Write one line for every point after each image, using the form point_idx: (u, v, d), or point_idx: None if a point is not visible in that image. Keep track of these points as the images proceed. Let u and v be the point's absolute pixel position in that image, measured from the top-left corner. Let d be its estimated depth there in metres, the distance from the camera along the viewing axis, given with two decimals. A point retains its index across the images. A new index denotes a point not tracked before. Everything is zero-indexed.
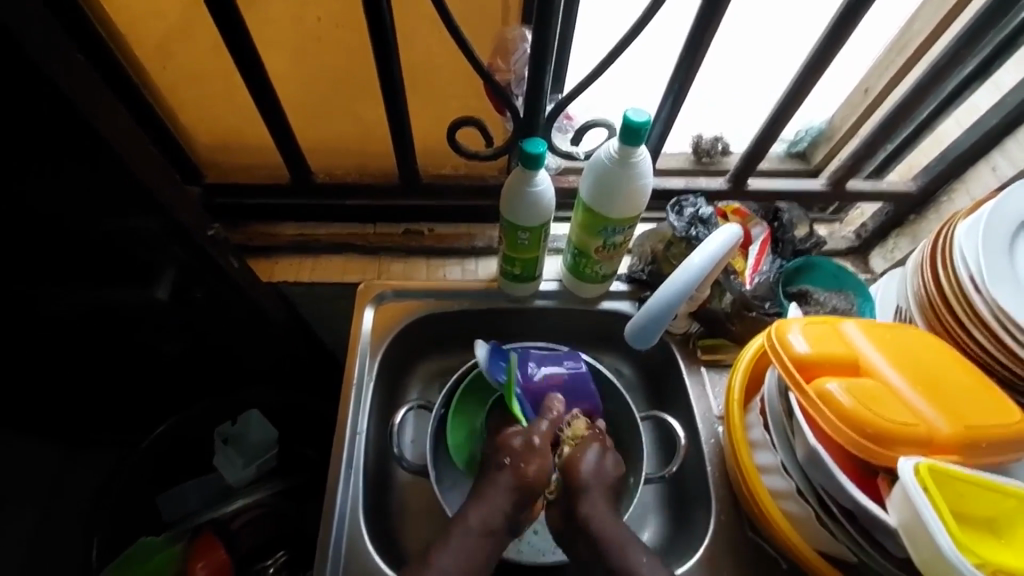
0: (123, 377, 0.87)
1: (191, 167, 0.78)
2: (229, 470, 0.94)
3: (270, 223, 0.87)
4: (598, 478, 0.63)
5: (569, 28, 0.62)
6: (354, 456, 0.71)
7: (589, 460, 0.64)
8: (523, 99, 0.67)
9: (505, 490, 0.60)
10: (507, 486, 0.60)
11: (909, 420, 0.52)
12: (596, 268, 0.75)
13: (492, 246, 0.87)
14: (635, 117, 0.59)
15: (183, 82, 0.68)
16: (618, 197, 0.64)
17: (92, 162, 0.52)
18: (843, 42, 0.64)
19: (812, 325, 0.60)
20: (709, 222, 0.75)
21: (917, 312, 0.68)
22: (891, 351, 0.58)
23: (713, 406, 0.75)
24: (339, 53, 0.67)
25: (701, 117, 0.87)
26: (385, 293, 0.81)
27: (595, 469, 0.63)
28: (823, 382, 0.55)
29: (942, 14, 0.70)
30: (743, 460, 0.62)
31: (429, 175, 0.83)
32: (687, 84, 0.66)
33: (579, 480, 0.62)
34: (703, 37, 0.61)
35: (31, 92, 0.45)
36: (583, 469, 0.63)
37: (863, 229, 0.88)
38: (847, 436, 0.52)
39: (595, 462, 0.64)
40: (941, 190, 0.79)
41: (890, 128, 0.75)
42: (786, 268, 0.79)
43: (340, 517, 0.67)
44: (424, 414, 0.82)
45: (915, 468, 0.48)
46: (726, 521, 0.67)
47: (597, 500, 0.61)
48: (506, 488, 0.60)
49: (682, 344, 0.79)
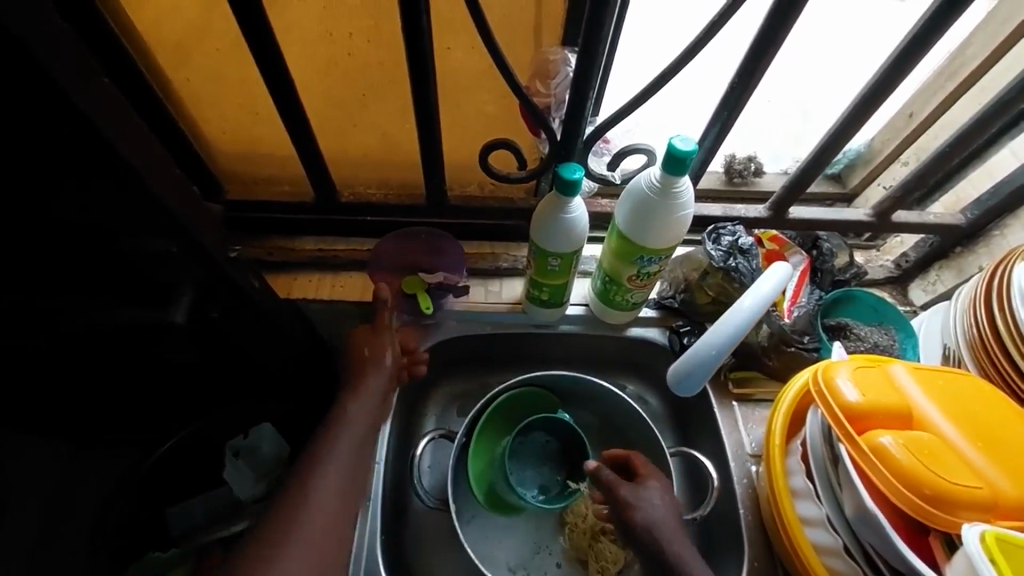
0: (134, 392, 0.84)
1: (211, 181, 0.76)
2: (239, 485, 0.91)
3: (290, 237, 0.84)
4: (662, 515, 0.60)
5: (614, 53, 0.59)
6: (372, 485, 0.68)
7: (647, 495, 0.61)
8: (561, 123, 0.64)
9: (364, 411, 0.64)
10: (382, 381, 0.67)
11: (969, 481, 0.49)
12: (627, 296, 0.72)
13: (518, 267, 0.84)
14: (681, 145, 0.55)
15: (209, 94, 0.66)
16: (657, 227, 0.61)
17: (111, 182, 0.50)
18: (905, 74, 0.60)
19: (860, 369, 0.57)
20: (749, 253, 0.72)
21: (968, 355, 0.65)
22: (944, 399, 0.55)
23: (745, 443, 0.71)
24: (369, 69, 0.64)
25: (736, 136, 0.84)
26: (404, 314, 0.78)
27: (653, 500, 0.61)
28: (875, 436, 0.51)
29: (996, 42, 0.67)
30: (785, 510, 0.58)
31: (455, 193, 0.80)
32: (736, 114, 0.63)
33: (636, 510, 0.60)
34: (765, 54, 0.56)
35: (54, 114, 0.43)
36: (637, 502, 0.60)
37: (904, 259, 0.84)
38: (902, 495, 0.49)
39: (653, 494, 0.61)
40: (991, 224, 0.75)
41: (942, 160, 0.71)
42: (824, 300, 0.76)
43: (357, 552, 0.65)
44: (443, 441, 0.79)
45: (980, 536, 0.46)
46: (759, 568, 0.64)
47: (673, 538, 0.58)
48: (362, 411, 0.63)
49: (713, 377, 0.76)
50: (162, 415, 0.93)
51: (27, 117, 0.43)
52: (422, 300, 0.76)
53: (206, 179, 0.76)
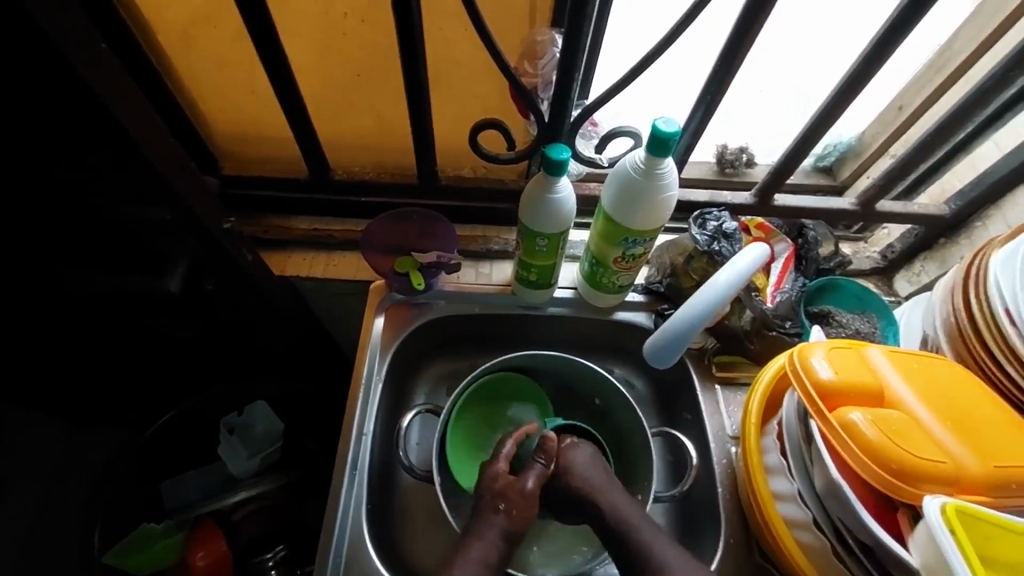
0: (129, 366, 0.86)
1: (208, 158, 0.78)
2: (233, 461, 0.93)
3: (285, 216, 0.86)
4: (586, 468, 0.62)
5: (600, 35, 0.60)
6: (360, 456, 0.70)
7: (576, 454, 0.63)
8: (548, 104, 0.65)
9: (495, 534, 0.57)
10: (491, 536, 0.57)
11: (936, 457, 0.50)
12: (613, 278, 0.73)
13: (508, 250, 0.85)
14: (665, 126, 0.57)
15: (205, 72, 0.67)
16: (640, 208, 0.62)
17: (108, 149, 0.51)
18: (887, 59, 0.61)
19: (836, 350, 0.58)
20: (733, 238, 0.73)
21: (945, 340, 0.66)
22: (917, 381, 0.56)
23: (726, 425, 0.73)
24: (364, 49, 0.65)
25: (728, 126, 0.84)
26: (395, 294, 0.79)
27: (585, 461, 0.62)
28: (846, 413, 0.53)
29: (983, 35, 0.68)
30: (758, 486, 0.60)
31: (447, 176, 0.82)
32: (720, 97, 0.64)
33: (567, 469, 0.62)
34: (744, 41, 0.58)
35: (53, 81, 0.44)
36: (571, 458, 0.62)
37: (889, 250, 0.86)
38: (869, 469, 0.50)
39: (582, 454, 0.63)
40: (975, 215, 0.76)
41: (927, 149, 0.72)
42: (808, 287, 0.77)
43: (342, 519, 0.66)
44: (430, 418, 0.81)
45: (940, 508, 0.47)
46: (735, 544, 0.66)
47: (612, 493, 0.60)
48: (500, 533, 0.57)
49: (697, 360, 0.77)
50: (159, 391, 0.95)
51: (26, 84, 0.45)
52: (415, 277, 0.76)
53: (205, 156, 0.78)
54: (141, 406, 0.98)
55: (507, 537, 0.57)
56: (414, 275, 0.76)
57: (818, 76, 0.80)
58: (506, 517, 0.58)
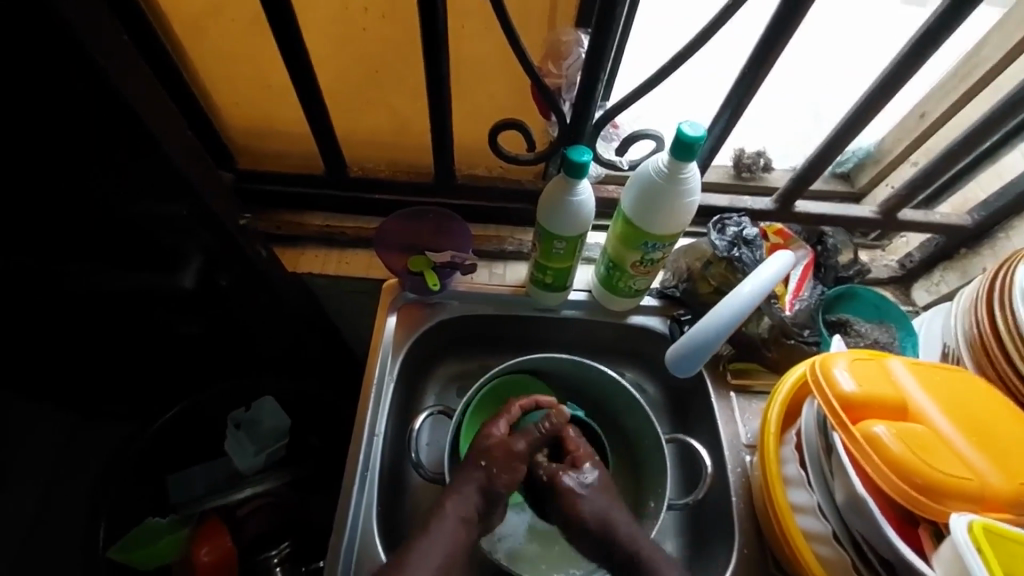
0: (138, 360, 0.85)
1: (223, 152, 0.77)
2: (240, 457, 0.93)
3: (298, 212, 0.85)
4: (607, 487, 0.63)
5: (626, 36, 0.59)
6: (371, 456, 0.69)
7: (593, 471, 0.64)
8: (571, 105, 0.64)
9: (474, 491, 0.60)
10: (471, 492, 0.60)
11: (962, 473, 0.49)
12: (630, 283, 0.72)
13: (522, 251, 0.84)
14: (690, 131, 0.56)
15: (223, 65, 0.66)
16: (663, 213, 0.61)
17: (127, 141, 0.51)
18: (917, 67, 0.60)
19: (858, 361, 0.57)
20: (754, 244, 0.72)
21: (967, 353, 0.65)
22: (941, 394, 0.56)
23: (741, 433, 0.72)
24: (383, 45, 0.64)
25: (746, 130, 0.83)
26: (408, 294, 0.78)
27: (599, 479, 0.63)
28: (870, 426, 0.52)
29: (1012, 43, 0.67)
30: (776, 496, 0.59)
31: (463, 174, 0.81)
32: (747, 100, 0.63)
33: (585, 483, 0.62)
34: (774, 47, 0.57)
35: (75, 73, 0.44)
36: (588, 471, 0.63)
37: (908, 259, 0.84)
38: (893, 483, 0.49)
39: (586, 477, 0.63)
40: (997, 226, 0.75)
41: (951, 158, 0.71)
42: (827, 295, 0.76)
43: (353, 521, 0.66)
44: (441, 419, 0.80)
45: (968, 526, 0.46)
46: (749, 554, 0.65)
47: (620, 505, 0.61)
48: (478, 489, 0.60)
49: (712, 366, 0.76)
50: (167, 385, 0.94)
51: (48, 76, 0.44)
52: (430, 278, 0.75)
53: (219, 150, 0.77)
54: (149, 400, 0.97)
55: (483, 492, 0.61)
56: (429, 275, 0.75)
57: (840, 81, 0.79)
58: (486, 475, 0.61)
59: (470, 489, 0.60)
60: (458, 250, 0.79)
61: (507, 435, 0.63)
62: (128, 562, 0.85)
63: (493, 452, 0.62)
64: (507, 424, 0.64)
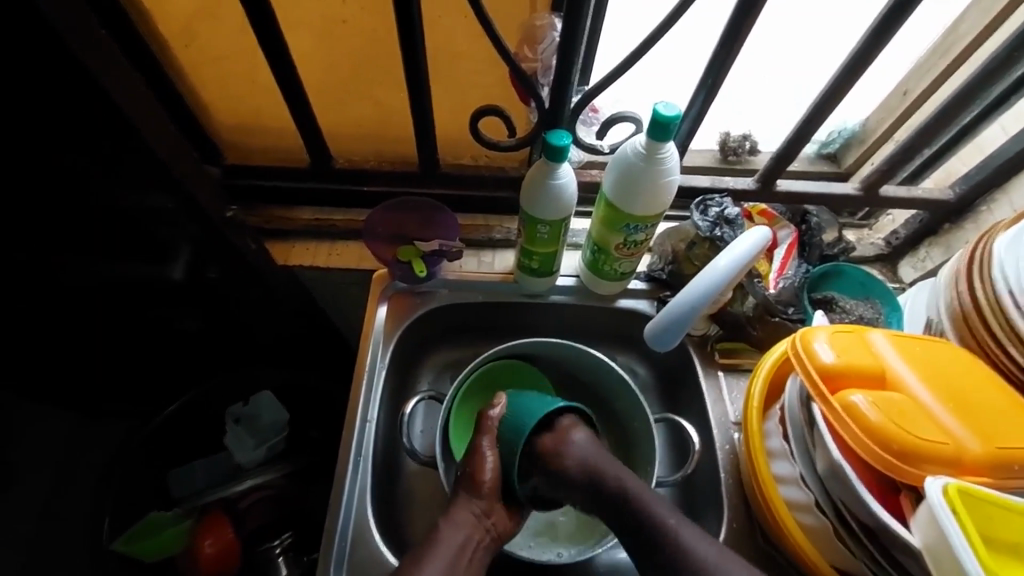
0: (134, 356, 0.87)
1: (212, 148, 0.78)
2: (241, 451, 0.94)
3: (287, 206, 0.86)
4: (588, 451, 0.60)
5: (599, 21, 0.60)
6: (364, 443, 0.70)
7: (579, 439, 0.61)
8: (549, 90, 0.66)
9: (471, 518, 0.57)
10: (466, 526, 0.56)
11: (939, 439, 0.50)
12: (615, 265, 0.73)
13: (510, 239, 0.85)
14: (665, 111, 0.57)
15: (205, 61, 0.67)
16: (642, 193, 0.62)
17: (112, 136, 0.52)
18: (885, 44, 0.61)
19: (838, 333, 0.58)
20: (735, 224, 0.73)
21: (948, 326, 0.65)
22: (921, 364, 0.56)
23: (729, 412, 0.73)
24: (362, 36, 0.65)
25: (731, 113, 0.84)
26: (397, 283, 0.80)
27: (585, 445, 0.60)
28: (848, 395, 0.53)
29: (988, 17, 0.67)
30: (760, 469, 0.60)
31: (448, 164, 0.82)
32: (720, 81, 0.64)
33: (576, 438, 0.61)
34: (742, 30, 0.58)
35: (59, 70, 0.45)
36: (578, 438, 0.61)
37: (893, 237, 0.85)
38: (870, 451, 0.50)
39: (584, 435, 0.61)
40: (980, 200, 0.75)
41: (929, 133, 0.72)
42: (812, 274, 0.76)
43: (347, 507, 0.67)
44: (434, 405, 0.82)
45: (942, 489, 0.47)
46: (738, 528, 0.66)
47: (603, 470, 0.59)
48: (471, 514, 0.57)
49: (700, 346, 0.77)
50: (166, 381, 0.96)
51: (31, 73, 0.45)
52: (416, 265, 0.76)
53: (208, 146, 0.78)
54: (149, 397, 0.99)
55: (479, 518, 0.58)
56: (415, 262, 0.76)
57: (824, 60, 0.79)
58: (478, 499, 0.58)
59: (464, 523, 0.57)
60: (444, 238, 0.80)
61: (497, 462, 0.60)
62: (132, 554, 0.87)
63: (488, 480, 0.59)
64: (494, 446, 0.61)
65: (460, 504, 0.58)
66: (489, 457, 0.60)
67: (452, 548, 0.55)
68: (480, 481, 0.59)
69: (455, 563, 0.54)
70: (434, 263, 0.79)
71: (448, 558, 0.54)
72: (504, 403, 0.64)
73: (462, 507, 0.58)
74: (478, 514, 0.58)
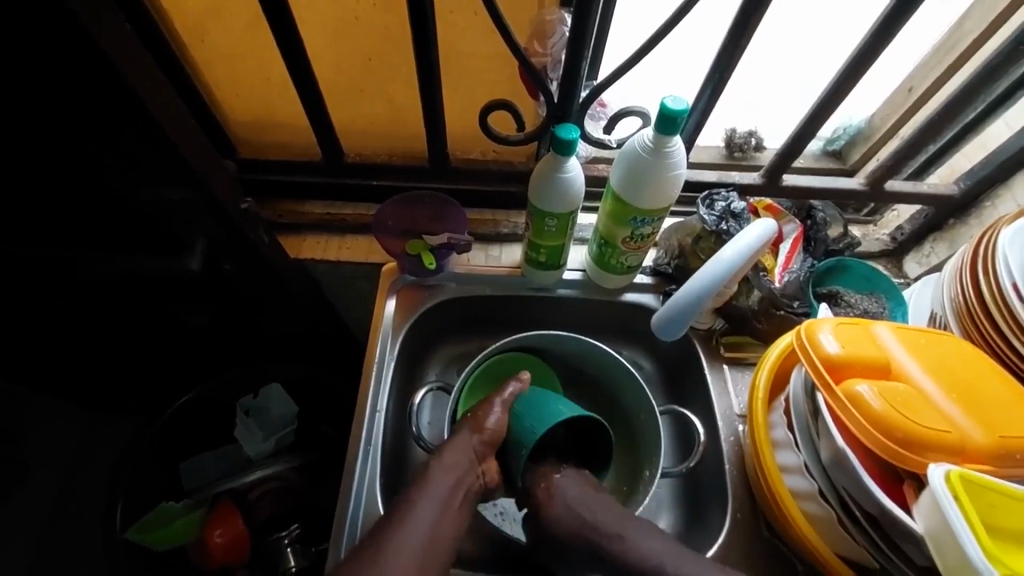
0: (147, 348, 0.88)
1: (226, 142, 0.79)
2: (249, 443, 0.95)
3: (298, 201, 0.88)
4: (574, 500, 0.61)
5: (608, 16, 0.61)
6: (373, 433, 0.72)
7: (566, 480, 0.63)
8: (558, 84, 0.67)
9: (466, 462, 0.59)
10: (462, 470, 0.58)
11: (942, 427, 0.51)
12: (622, 259, 0.74)
13: (517, 233, 0.87)
14: (673, 105, 0.57)
15: (219, 57, 0.68)
16: (649, 186, 0.63)
17: (134, 130, 0.53)
18: (891, 39, 0.62)
19: (843, 325, 0.59)
20: (741, 218, 0.74)
21: (953, 319, 0.66)
22: (924, 355, 0.57)
23: (734, 404, 0.74)
24: (374, 32, 0.66)
25: (738, 110, 0.85)
26: (405, 277, 0.81)
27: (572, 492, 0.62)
28: (853, 385, 0.54)
29: (993, 15, 0.67)
30: (764, 458, 0.61)
31: (457, 159, 0.83)
32: (728, 76, 0.65)
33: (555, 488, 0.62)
34: (749, 23, 0.59)
35: (85, 64, 0.46)
36: (558, 481, 0.63)
37: (899, 233, 0.86)
38: (874, 439, 0.51)
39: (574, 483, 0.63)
40: (984, 196, 0.76)
41: (933, 129, 0.72)
42: (816, 268, 0.77)
43: (357, 497, 0.68)
44: (441, 397, 0.83)
45: (945, 476, 0.48)
46: (742, 519, 0.67)
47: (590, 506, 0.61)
48: (468, 458, 0.59)
49: (705, 340, 0.78)
50: (177, 373, 0.97)
51: (59, 64, 0.47)
52: (426, 258, 0.77)
53: (222, 140, 0.79)
54: (160, 390, 1.00)
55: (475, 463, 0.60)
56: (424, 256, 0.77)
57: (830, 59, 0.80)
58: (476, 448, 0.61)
59: (458, 467, 0.58)
60: (451, 232, 0.81)
61: (504, 416, 0.63)
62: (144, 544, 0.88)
63: (491, 428, 0.62)
64: (504, 405, 0.64)
65: (457, 446, 0.60)
66: (494, 411, 0.63)
67: (446, 490, 0.56)
68: (483, 429, 0.62)
69: (444, 504, 0.56)
70: (441, 257, 0.80)
71: (439, 498, 0.56)
72: (525, 381, 0.66)
73: (460, 450, 0.60)
74: (472, 459, 0.60)
